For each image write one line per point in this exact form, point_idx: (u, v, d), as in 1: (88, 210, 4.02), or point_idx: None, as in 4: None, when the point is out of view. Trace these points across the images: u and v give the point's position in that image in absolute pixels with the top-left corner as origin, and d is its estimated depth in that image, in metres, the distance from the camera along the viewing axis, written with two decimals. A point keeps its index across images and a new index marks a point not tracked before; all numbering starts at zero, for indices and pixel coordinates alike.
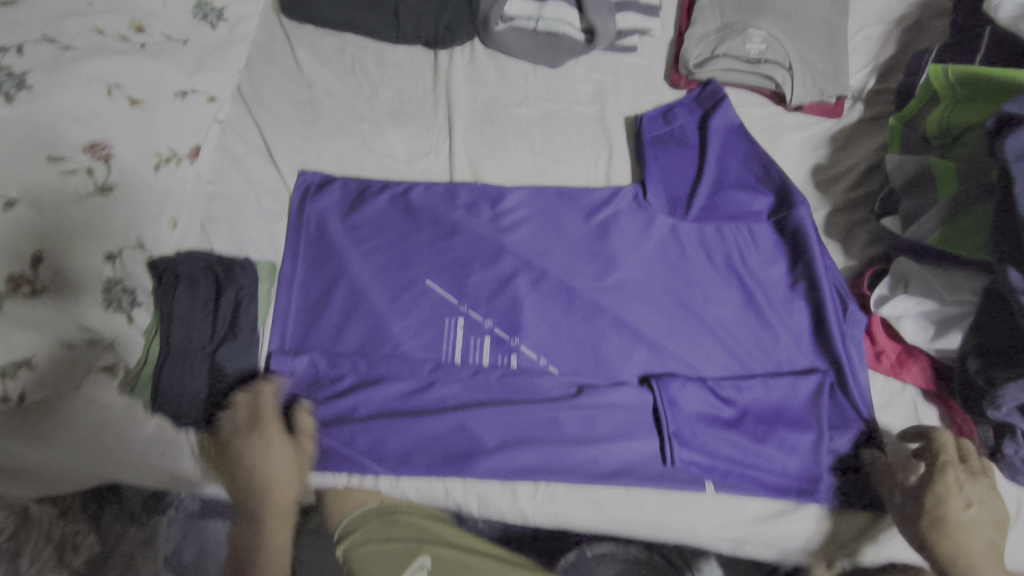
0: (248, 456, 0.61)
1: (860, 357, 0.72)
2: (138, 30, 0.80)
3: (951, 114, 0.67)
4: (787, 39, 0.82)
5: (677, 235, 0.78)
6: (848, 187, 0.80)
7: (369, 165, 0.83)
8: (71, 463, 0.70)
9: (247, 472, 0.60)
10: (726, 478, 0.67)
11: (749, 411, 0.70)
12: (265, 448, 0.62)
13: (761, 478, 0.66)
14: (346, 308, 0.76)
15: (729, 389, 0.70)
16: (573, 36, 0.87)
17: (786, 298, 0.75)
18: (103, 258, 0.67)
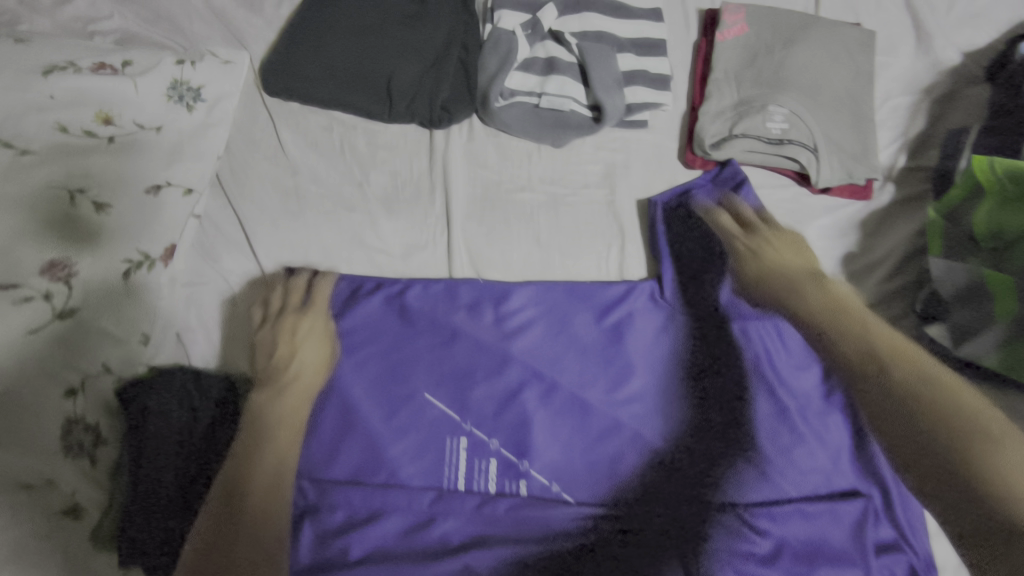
0: (281, 332, 0.69)
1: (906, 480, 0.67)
2: (105, 121, 0.73)
3: (1000, 215, 0.62)
4: (810, 116, 0.76)
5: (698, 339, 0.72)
6: (883, 279, 0.73)
7: (360, 260, 0.77)
8: None
9: (267, 377, 0.65)
10: None
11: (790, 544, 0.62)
12: (295, 339, 0.68)
13: None
14: (338, 428, 0.67)
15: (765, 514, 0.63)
16: (579, 113, 0.82)
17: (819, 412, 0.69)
18: (64, 394, 0.60)
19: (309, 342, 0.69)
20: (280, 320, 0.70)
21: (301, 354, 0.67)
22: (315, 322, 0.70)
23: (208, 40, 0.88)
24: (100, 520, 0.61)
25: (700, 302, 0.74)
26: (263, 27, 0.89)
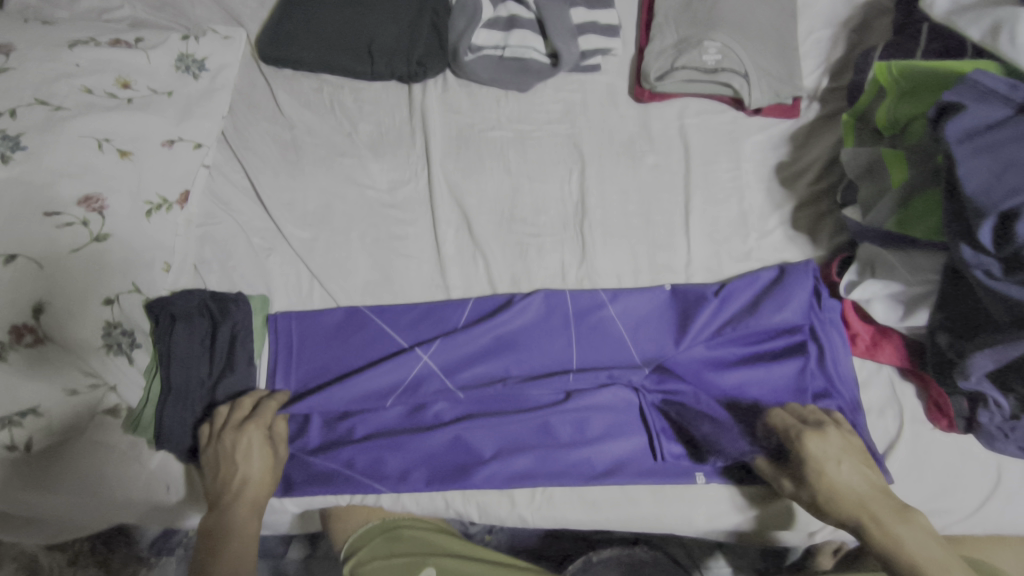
0: (226, 458, 0.67)
1: (840, 340, 0.75)
2: (124, 85, 0.83)
3: (897, 107, 0.71)
4: (741, 48, 0.86)
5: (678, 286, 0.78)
6: (811, 182, 0.83)
7: (352, 196, 0.86)
8: (81, 507, 0.76)
9: (218, 500, 0.67)
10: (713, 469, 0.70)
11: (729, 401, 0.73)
12: (240, 461, 0.67)
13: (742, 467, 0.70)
14: (342, 336, 0.78)
15: (709, 378, 0.74)
16: (539, 60, 0.92)
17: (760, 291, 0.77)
18: (102, 303, 0.70)
19: (252, 457, 0.68)
20: (220, 439, 0.68)
21: (245, 474, 0.67)
22: (255, 432, 0.68)
23: (209, 20, 1.00)
24: (139, 409, 0.72)
25: (655, 207, 0.84)
26: (257, 8, 1.01)
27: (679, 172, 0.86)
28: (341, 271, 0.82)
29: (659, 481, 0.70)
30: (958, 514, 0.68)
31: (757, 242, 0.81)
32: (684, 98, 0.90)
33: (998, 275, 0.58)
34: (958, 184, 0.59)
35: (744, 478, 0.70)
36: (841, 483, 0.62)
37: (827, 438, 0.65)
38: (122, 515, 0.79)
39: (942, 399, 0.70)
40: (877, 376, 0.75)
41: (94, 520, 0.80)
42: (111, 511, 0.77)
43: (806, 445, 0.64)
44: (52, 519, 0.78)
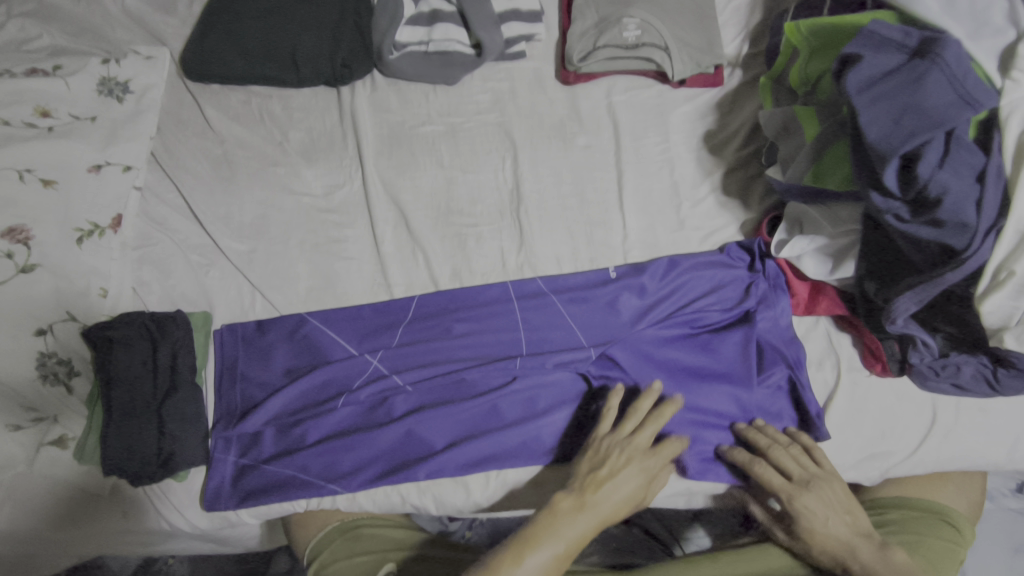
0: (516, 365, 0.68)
1: (784, 306, 0.75)
2: (43, 114, 0.83)
3: (809, 64, 0.72)
4: (659, 22, 0.87)
5: (623, 265, 0.79)
6: (739, 147, 0.84)
7: (288, 204, 0.86)
8: (42, 547, 0.74)
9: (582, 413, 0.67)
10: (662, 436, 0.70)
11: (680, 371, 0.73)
12: None
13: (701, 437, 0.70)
14: (292, 347, 0.78)
15: (661, 351, 0.74)
16: (463, 52, 0.93)
17: (705, 266, 0.78)
18: (34, 333, 0.70)
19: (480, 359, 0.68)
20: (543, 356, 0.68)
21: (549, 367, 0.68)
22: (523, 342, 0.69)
23: (131, 43, 0.99)
24: (82, 437, 0.71)
25: (590, 187, 0.85)
26: (178, 26, 1.00)
27: (610, 150, 0.87)
28: (282, 280, 0.82)
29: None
30: (899, 455, 0.69)
31: (689, 211, 0.82)
32: (609, 76, 0.91)
33: (908, 218, 0.60)
34: (862, 133, 0.60)
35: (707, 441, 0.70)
36: (775, 477, 0.64)
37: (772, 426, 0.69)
38: (91, 551, 0.77)
39: (875, 345, 0.71)
40: (814, 330, 0.76)
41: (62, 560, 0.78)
42: (76, 547, 0.75)
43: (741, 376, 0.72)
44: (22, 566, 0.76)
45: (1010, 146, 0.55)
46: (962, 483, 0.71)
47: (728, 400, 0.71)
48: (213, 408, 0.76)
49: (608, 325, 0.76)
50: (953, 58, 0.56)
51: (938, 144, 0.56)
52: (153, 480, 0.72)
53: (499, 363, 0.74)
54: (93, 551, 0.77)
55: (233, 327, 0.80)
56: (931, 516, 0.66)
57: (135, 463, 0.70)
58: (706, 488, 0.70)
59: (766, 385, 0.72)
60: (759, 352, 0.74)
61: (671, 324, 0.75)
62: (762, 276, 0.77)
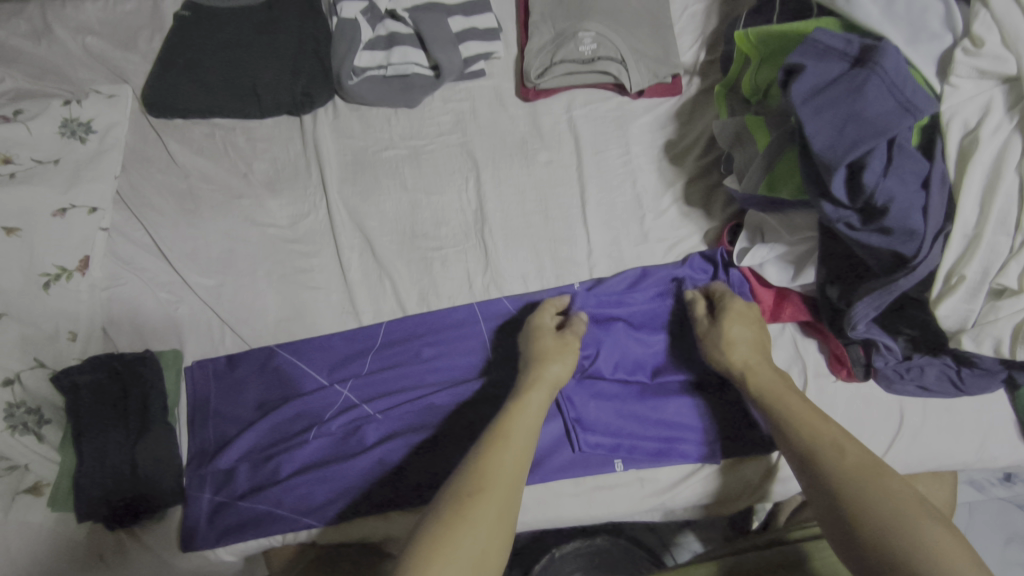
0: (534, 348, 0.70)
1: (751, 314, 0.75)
2: (5, 161, 0.84)
3: (759, 72, 0.73)
4: (615, 34, 0.87)
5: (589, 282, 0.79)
6: (699, 156, 0.85)
7: (253, 236, 0.86)
8: None
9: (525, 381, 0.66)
10: (633, 453, 0.69)
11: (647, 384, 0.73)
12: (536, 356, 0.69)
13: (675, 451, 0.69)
14: (263, 380, 0.78)
15: (629, 365, 0.74)
16: (422, 74, 0.93)
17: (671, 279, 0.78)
18: (1, 384, 0.71)
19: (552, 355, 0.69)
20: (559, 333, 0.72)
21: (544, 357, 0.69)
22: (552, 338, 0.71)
23: (94, 82, 0.99)
24: (55, 482, 0.71)
25: (552, 203, 0.85)
26: (140, 62, 1.01)
27: (572, 165, 0.87)
28: (251, 313, 0.82)
29: (585, 473, 0.70)
30: None
31: (653, 222, 0.82)
32: (569, 90, 0.92)
33: (859, 226, 0.59)
34: (808, 143, 0.60)
35: (679, 453, 0.69)
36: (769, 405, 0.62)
37: (733, 324, 0.69)
38: None
39: (840, 350, 0.70)
40: (781, 337, 0.75)
41: None
42: None
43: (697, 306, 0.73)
44: None
45: (953, 152, 0.56)
46: (929, 484, 0.72)
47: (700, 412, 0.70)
48: (187, 448, 0.77)
49: None
50: (892, 67, 0.57)
51: (880, 154, 0.56)
52: (130, 523, 0.72)
53: (467, 387, 0.75)
54: None
55: (204, 361, 0.80)
56: None
57: (107, 508, 0.70)
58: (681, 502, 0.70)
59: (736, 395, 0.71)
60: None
61: (641, 336, 0.75)
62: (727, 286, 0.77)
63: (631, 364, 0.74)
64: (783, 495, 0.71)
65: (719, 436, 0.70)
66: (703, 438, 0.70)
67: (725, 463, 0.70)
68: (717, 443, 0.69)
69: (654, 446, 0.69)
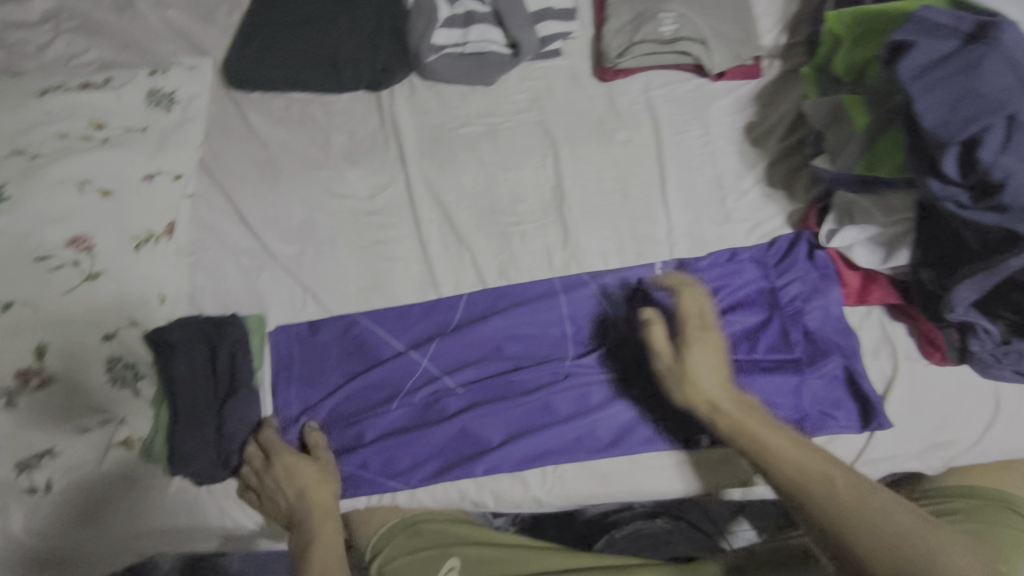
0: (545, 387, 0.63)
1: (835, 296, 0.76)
2: (97, 127, 0.85)
3: (852, 52, 0.72)
4: (696, 15, 0.87)
5: (670, 262, 0.80)
6: (780, 138, 0.85)
7: (333, 207, 0.88)
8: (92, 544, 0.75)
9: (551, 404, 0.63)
10: None
11: (734, 362, 0.73)
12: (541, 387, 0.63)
13: None
14: (345, 347, 0.80)
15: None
16: (500, 52, 0.93)
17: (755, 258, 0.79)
18: (101, 338, 0.72)
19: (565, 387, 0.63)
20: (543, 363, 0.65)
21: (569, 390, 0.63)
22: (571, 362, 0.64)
23: (174, 54, 1.01)
24: (149, 438, 0.73)
25: (632, 181, 0.85)
26: (218, 36, 1.02)
27: (651, 144, 0.87)
28: (332, 281, 0.84)
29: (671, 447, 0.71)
30: (962, 445, 0.69)
31: (734, 203, 0.82)
32: (646, 71, 0.92)
33: (969, 204, 0.59)
34: (918, 119, 0.60)
35: None
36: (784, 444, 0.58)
37: (691, 361, 0.63)
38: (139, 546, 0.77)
39: (934, 334, 0.70)
40: (867, 320, 0.76)
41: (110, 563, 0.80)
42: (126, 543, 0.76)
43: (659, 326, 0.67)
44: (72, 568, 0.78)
45: None
46: None
47: (786, 391, 0.71)
48: (268, 410, 0.78)
49: None
50: (1011, 43, 0.57)
51: (999, 130, 0.56)
52: (225, 477, 0.75)
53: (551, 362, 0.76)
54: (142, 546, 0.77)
55: (289, 327, 0.82)
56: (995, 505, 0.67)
57: (201, 462, 0.72)
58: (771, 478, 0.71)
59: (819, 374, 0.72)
60: (813, 340, 0.74)
61: (727, 314, 0.74)
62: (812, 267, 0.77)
63: (717, 341, 0.74)
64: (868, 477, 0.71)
65: (808, 414, 0.70)
66: (789, 416, 0.70)
67: (811, 441, 0.70)
68: (802, 421, 0.70)
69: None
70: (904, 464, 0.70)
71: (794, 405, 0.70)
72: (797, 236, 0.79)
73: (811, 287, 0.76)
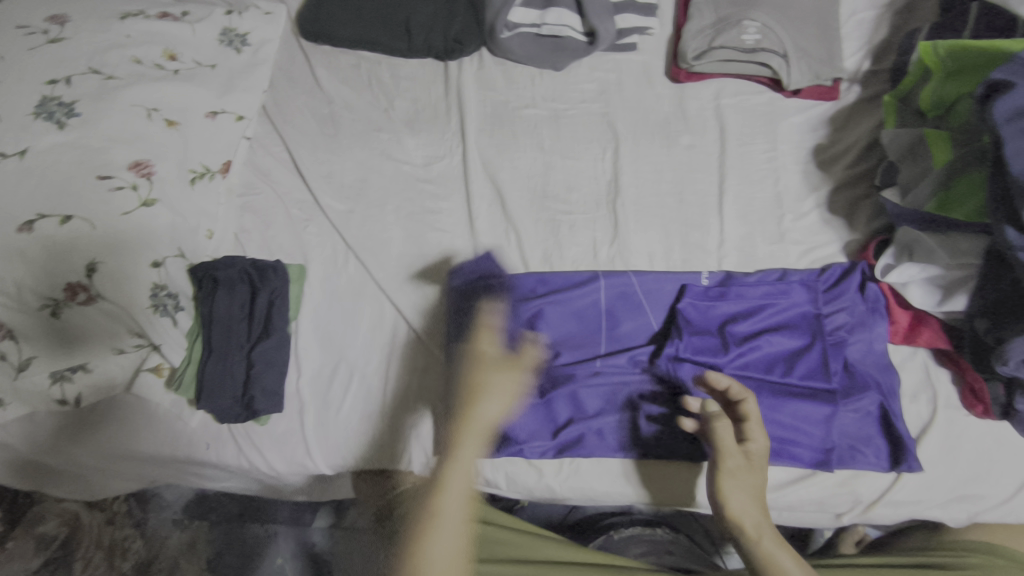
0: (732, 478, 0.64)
1: (878, 332, 0.73)
2: (171, 57, 0.85)
3: (944, 86, 0.70)
4: (781, 28, 0.85)
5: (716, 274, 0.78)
6: (848, 165, 0.83)
7: (388, 170, 0.88)
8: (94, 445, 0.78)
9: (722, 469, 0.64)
10: None
11: (767, 383, 0.71)
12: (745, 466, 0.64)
13: (795, 455, 0.68)
14: (378, 312, 0.81)
15: (751, 360, 0.72)
16: (575, 38, 0.92)
17: (805, 280, 0.76)
18: (150, 265, 0.73)
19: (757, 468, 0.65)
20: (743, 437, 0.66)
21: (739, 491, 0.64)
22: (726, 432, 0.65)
23: None
24: (180, 369, 0.75)
25: (691, 188, 0.84)
26: None
27: (715, 153, 0.86)
28: (376, 242, 0.84)
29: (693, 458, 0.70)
30: (991, 501, 0.68)
31: (791, 224, 0.81)
32: (720, 78, 0.90)
33: None
34: (1005, 164, 0.58)
35: (793, 459, 0.68)
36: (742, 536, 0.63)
37: (751, 475, 0.65)
38: (138, 454, 0.79)
39: (979, 385, 0.69)
40: (911, 361, 0.74)
41: (108, 462, 0.82)
42: (128, 449, 0.78)
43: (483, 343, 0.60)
44: (73, 458, 0.80)
45: None
46: None
47: (819, 421, 0.69)
48: (297, 361, 0.79)
49: (699, 330, 0.74)
50: None
51: None
52: (238, 420, 0.74)
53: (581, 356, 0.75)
54: (140, 454, 0.79)
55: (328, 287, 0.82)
56: (1015, 566, 0.66)
57: (225, 401, 0.73)
58: (789, 504, 0.70)
59: (851, 408, 0.70)
60: (851, 373, 0.72)
61: (768, 333, 0.73)
62: (862, 298, 0.75)
63: (756, 359, 0.72)
64: (886, 518, 0.70)
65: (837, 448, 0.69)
66: (817, 446, 0.68)
67: (835, 473, 0.69)
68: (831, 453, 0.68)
69: (769, 442, 0.69)
70: (927, 511, 0.69)
71: (824, 437, 0.69)
72: (854, 265, 0.76)
73: (858, 319, 0.74)
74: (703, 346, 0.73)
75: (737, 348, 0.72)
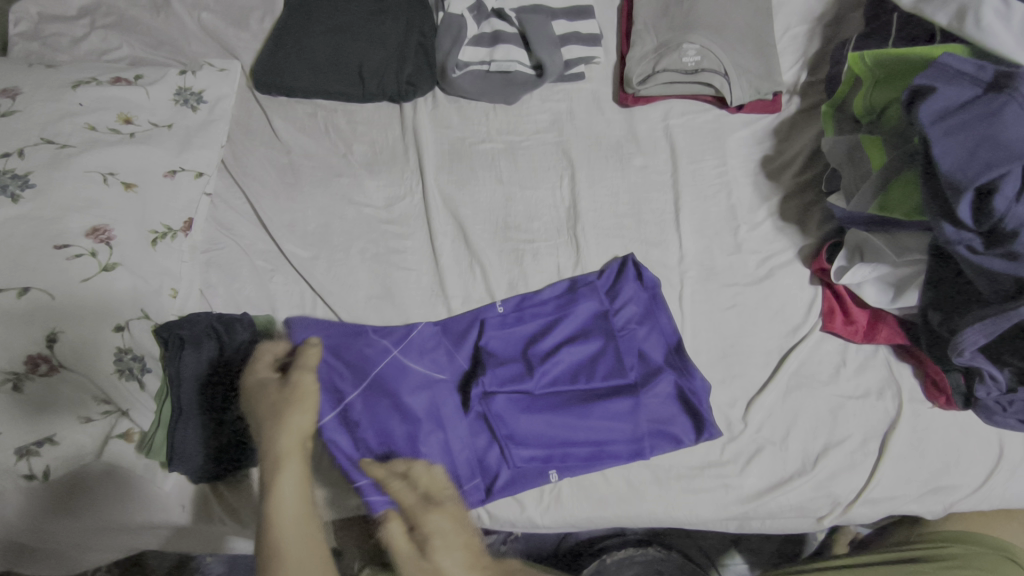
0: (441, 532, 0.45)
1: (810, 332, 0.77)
2: (125, 121, 0.86)
3: (873, 93, 0.73)
4: (719, 48, 0.88)
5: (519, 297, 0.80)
6: (796, 173, 0.86)
7: (350, 214, 0.89)
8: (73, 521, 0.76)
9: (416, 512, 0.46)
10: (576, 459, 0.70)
11: (576, 394, 0.74)
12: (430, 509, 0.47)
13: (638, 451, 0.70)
14: None
15: (556, 376, 0.74)
16: (524, 72, 0.95)
17: (589, 289, 0.79)
18: (113, 329, 0.72)
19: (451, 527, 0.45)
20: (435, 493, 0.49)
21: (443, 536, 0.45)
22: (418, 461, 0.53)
23: (205, 55, 1.03)
24: (150, 433, 0.73)
25: (646, 207, 0.86)
26: (250, 40, 1.04)
27: (667, 172, 0.88)
28: (343, 286, 0.84)
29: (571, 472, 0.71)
30: (963, 490, 0.69)
31: (747, 234, 0.83)
32: (667, 99, 0.93)
33: (980, 250, 0.59)
34: (933, 164, 0.61)
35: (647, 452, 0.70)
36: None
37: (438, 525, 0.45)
38: (120, 527, 0.79)
39: (939, 377, 0.70)
40: (873, 359, 0.75)
41: (88, 536, 0.80)
42: (110, 522, 0.77)
43: (304, 377, 0.57)
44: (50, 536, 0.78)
45: None
46: None
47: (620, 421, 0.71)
48: None
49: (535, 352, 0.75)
50: None
51: (1016, 176, 0.55)
52: (217, 476, 0.75)
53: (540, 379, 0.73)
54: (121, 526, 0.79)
55: None
56: (995, 553, 0.66)
57: (199, 459, 0.73)
58: (771, 513, 0.70)
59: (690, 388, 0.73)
60: (679, 355, 0.76)
61: (566, 346, 0.76)
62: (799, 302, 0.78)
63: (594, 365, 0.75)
64: (866, 516, 0.70)
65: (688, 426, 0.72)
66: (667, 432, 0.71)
67: (812, 477, 0.70)
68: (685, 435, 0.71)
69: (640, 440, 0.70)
70: (904, 505, 0.70)
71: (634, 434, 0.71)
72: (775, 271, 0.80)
73: (643, 309, 0.78)
74: (508, 375, 0.73)
75: (540, 368, 0.74)
